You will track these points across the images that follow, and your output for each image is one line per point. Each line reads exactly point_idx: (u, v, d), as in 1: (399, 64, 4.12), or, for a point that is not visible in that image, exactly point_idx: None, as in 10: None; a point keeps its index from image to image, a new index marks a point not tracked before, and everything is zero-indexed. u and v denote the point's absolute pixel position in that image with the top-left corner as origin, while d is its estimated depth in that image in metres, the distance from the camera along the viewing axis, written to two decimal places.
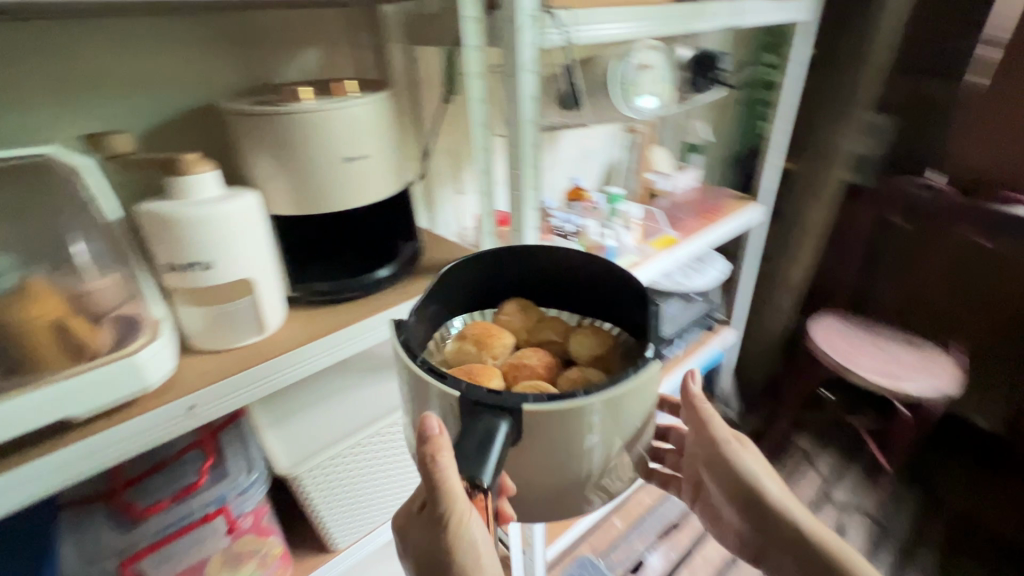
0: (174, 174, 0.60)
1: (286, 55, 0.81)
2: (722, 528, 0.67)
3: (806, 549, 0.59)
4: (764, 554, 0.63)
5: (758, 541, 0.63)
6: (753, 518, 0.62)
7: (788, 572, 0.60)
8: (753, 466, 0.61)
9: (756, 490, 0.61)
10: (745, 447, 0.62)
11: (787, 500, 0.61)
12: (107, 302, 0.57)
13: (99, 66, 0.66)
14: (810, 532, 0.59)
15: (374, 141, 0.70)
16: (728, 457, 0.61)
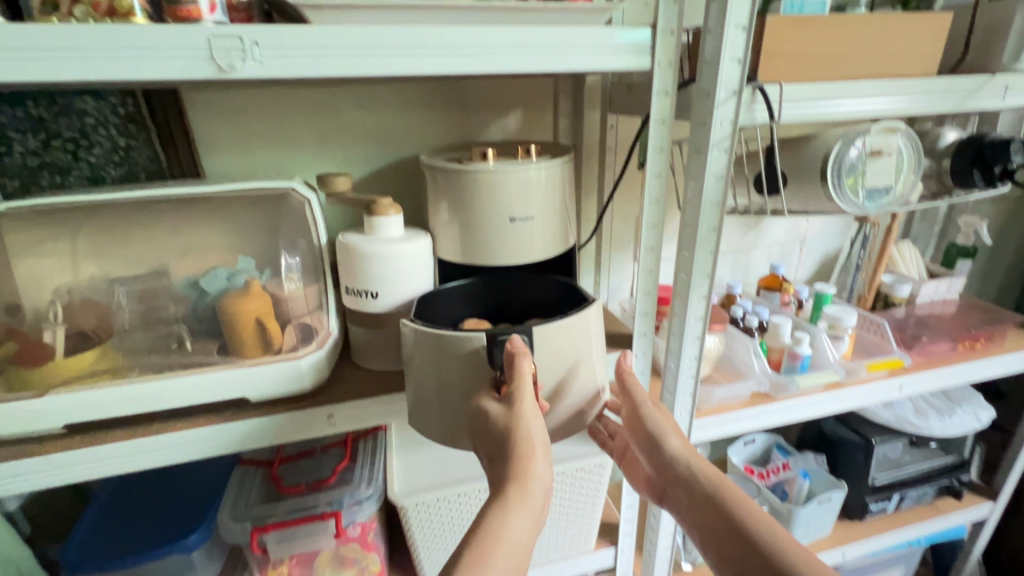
0: (370, 213, 0.70)
1: (491, 119, 0.90)
2: (634, 476, 0.76)
3: (701, 486, 0.67)
4: (667, 493, 0.71)
5: (662, 482, 0.71)
6: (659, 464, 0.70)
7: (686, 508, 0.68)
8: (662, 422, 0.70)
9: (660, 440, 0.69)
10: (657, 406, 0.71)
11: (682, 446, 0.70)
12: (298, 310, 0.70)
13: (350, 122, 0.84)
14: (708, 474, 0.68)
15: (540, 204, 0.72)
16: (642, 414, 0.70)
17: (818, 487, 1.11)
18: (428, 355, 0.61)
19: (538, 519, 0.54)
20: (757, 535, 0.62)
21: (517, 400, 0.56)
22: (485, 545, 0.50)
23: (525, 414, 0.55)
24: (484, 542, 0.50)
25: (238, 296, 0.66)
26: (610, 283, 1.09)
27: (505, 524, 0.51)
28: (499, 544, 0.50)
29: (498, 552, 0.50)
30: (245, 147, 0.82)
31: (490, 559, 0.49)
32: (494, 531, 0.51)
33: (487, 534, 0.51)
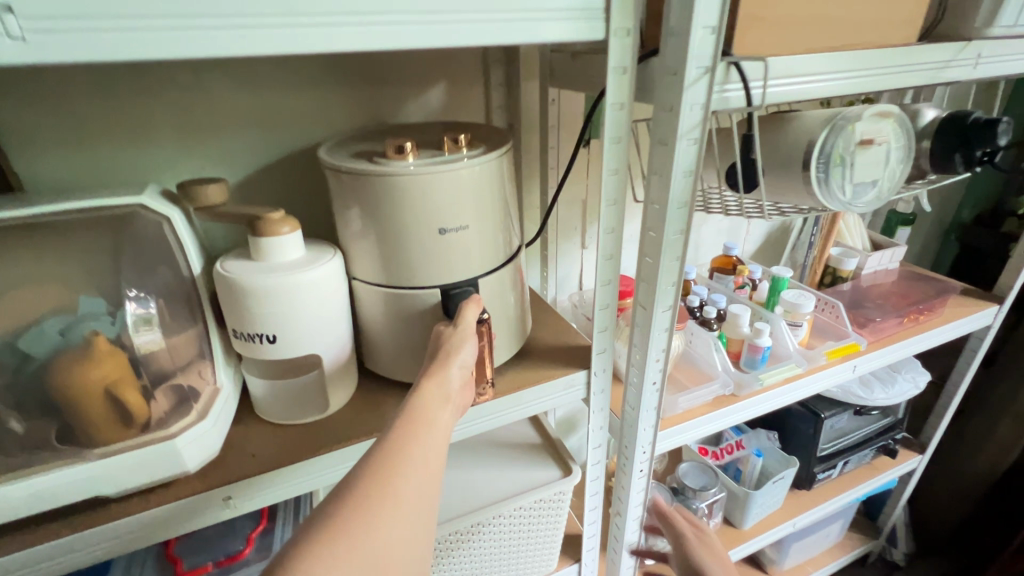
0: (255, 233, 0.54)
1: (408, 95, 0.74)
2: None
3: None
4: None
5: None
6: None
7: None
8: None
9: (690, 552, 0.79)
10: (703, 547, 0.79)
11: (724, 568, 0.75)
12: (169, 364, 0.54)
13: (224, 105, 0.65)
14: None
15: (476, 209, 0.58)
16: (690, 558, 0.77)
17: (772, 464, 1.11)
18: (377, 303, 0.62)
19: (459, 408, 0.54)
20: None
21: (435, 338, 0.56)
22: (416, 414, 0.48)
23: (462, 333, 0.56)
24: (411, 415, 0.47)
25: (76, 362, 0.48)
26: (558, 273, 0.99)
27: (430, 401, 0.49)
28: (429, 414, 0.48)
29: (431, 423, 0.48)
30: (78, 144, 0.61)
31: (420, 428, 0.46)
32: (419, 408, 0.48)
33: (415, 407, 0.48)
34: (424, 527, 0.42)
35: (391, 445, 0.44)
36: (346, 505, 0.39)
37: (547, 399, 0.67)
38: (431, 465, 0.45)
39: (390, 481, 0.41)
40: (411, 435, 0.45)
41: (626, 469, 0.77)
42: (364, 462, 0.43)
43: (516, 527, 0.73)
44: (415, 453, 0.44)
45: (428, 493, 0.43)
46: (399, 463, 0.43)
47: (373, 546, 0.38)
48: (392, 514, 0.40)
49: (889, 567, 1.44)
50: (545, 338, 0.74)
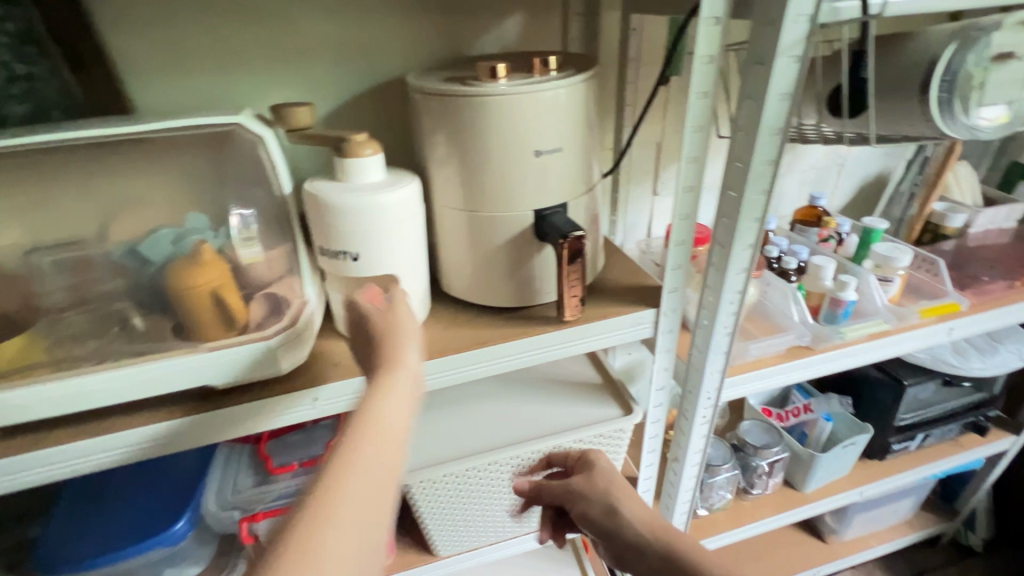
0: (341, 154, 0.56)
1: (485, 26, 0.73)
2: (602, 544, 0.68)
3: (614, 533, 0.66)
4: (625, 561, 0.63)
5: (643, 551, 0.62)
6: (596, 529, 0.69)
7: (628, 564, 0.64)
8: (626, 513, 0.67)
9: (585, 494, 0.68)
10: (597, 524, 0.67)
11: (642, 513, 0.63)
12: (263, 277, 0.58)
13: (310, 34, 0.68)
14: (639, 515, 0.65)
15: (558, 135, 0.58)
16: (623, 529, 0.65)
17: (841, 430, 1.06)
18: (458, 228, 0.63)
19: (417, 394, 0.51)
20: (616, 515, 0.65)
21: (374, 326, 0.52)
22: (358, 442, 0.43)
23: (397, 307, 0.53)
24: (360, 432, 0.44)
25: (187, 266, 0.53)
26: (627, 221, 0.97)
27: (383, 413, 0.45)
28: (376, 436, 0.44)
29: (381, 447, 0.44)
30: (182, 69, 0.65)
31: (363, 449, 0.43)
32: (371, 419, 0.45)
33: (348, 454, 0.43)
34: (366, 558, 0.39)
35: (313, 504, 0.39)
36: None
37: (616, 335, 0.66)
38: (373, 502, 0.41)
39: (313, 548, 0.37)
40: (348, 484, 0.41)
41: (689, 414, 0.76)
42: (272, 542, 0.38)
43: (574, 459, 0.75)
44: (349, 517, 0.40)
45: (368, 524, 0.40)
46: (325, 531, 0.38)
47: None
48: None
49: (962, 552, 1.35)
50: (613, 278, 0.73)
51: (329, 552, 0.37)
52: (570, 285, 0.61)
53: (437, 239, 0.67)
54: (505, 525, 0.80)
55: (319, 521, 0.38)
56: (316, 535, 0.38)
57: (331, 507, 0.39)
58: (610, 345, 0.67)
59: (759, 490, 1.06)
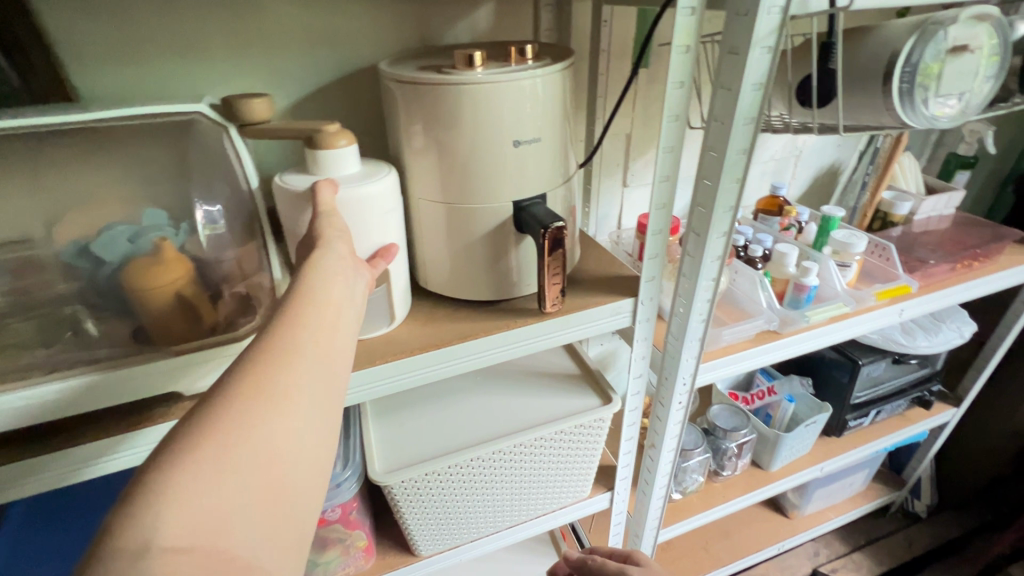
0: (311, 146, 0.53)
1: (456, 14, 0.71)
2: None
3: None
4: None
5: None
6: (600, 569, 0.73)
7: None
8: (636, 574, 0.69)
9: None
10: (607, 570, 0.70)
11: None
12: (228, 275, 0.55)
13: (271, 19, 0.64)
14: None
15: (537, 124, 0.57)
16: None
17: (802, 409, 1.11)
18: (436, 221, 0.62)
19: (366, 282, 0.46)
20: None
21: (327, 222, 0.48)
22: (310, 304, 0.38)
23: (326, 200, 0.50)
24: (305, 298, 0.38)
25: (147, 264, 0.50)
26: (598, 212, 0.98)
27: (327, 283, 0.40)
28: (332, 302, 0.39)
29: (337, 313, 0.39)
30: (130, 55, 0.61)
31: (313, 312, 0.37)
32: (314, 288, 0.39)
33: (300, 312, 0.37)
34: (322, 417, 0.34)
35: (261, 357, 0.34)
36: (199, 445, 0.29)
37: (597, 325, 0.67)
38: (330, 365, 0.36)
39: (268, 402, 0.32)
40: (303, 344, 0.35)
41: (665, 401, 0.78)
42: (210, 397, 0.31)
43: (555, 451, 0.75)
44: (306, 374, 0.34)
45: (326, 385, 0.35)
46: (280, 386, 0.33)
47: (242, 473, 0.29)
48: (256, 467, 0.30)
49: (909, 518, 1.45)
50: (589, 268, 0.74)
51: (287, 411, 0.32)
52: (552, 276, 0.61)
53: (414, 232, 0.66)
54: (487, 520, 0.79)
55: (268, 376, 0.33)
56: (268, 391, 0.32)
57: (287, 363, 0.34)
58: (588, 335, 0.67)
59: (728, 471, 1.10)
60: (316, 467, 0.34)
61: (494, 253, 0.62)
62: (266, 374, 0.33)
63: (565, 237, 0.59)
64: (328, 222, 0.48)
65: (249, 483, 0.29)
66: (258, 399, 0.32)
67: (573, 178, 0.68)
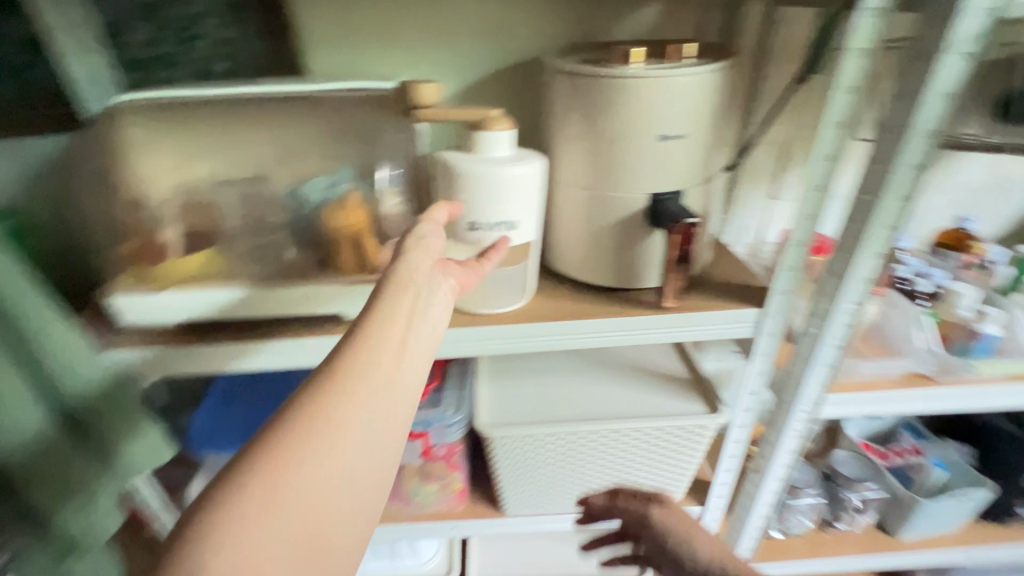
0: (475, 129, 0.59)
1: (623, 14, 0.74)
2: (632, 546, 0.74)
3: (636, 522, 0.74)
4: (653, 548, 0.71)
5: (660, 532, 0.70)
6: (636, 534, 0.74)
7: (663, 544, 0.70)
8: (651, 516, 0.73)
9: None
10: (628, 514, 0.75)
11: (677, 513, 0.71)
12: (391, 226, 0.66)
13: (459, 13, 0.73)
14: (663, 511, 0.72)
15: (687, 121, 0.59)
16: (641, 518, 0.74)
17: (954, 481, 0.96)
18: (574, 204, 0.67)
19: (449, 291, 0.51)
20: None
21: (414, 240, 0.53)
22: (373, 336, 0.42)
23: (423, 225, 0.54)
24: (371, 330, 0.42)
25: (336, 208, 0.62)
26: (739, 222, 0.94)
27: (394, 316, 0.44)
28: (393, 330, 0.43)
29: (399, 346, 0.42)
30: (348, 41, 0.75)
31: (373, 344, 0.41)
32: (383, 321, 0.43)
33: (359, 347, 0.41)
34: (369, 448, 0.37)
35: (322, 387, 0.38)
36: (253, 477, 0.33)
37: (714, 330, 0.65)
38: (389, 387, 0.40)
39: (317, 436, 0.36)
40: (363, 368, 0.40)
41: (778, 427, 0.73)
42: (270, 427, 0.36)
43: (651, 446, 0.75)
44: (362, 395, 0.38)
45: (375, 419, 0.38)
46: (330, 420, 0.37)
47: (287, 506, 0.33)
48: (298, 503, 0.34)
49: None
50: (717, 272, 0.72)
51: (335, 444, 0.36)
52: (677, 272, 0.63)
53: (552, 212, 0.71)
54: (571, 497, 0.83)
55: (320, 410, 0.37)
56: (319, 424, 0.36)
57: (339, 397, 0.38)
58: (709, 338, 0.66)
59: (845, 526, 0.98)
60: (361, 492, 0.36)
61: (624, 243, 0.65)
62: (319, 408, 0.37)
63: (691, 235, 0.61)
64: (413, 234, 0.53)
65: (292, 514, 0.33)
66: (313, 425, 0.36)
67: (715, 179, 0.68)
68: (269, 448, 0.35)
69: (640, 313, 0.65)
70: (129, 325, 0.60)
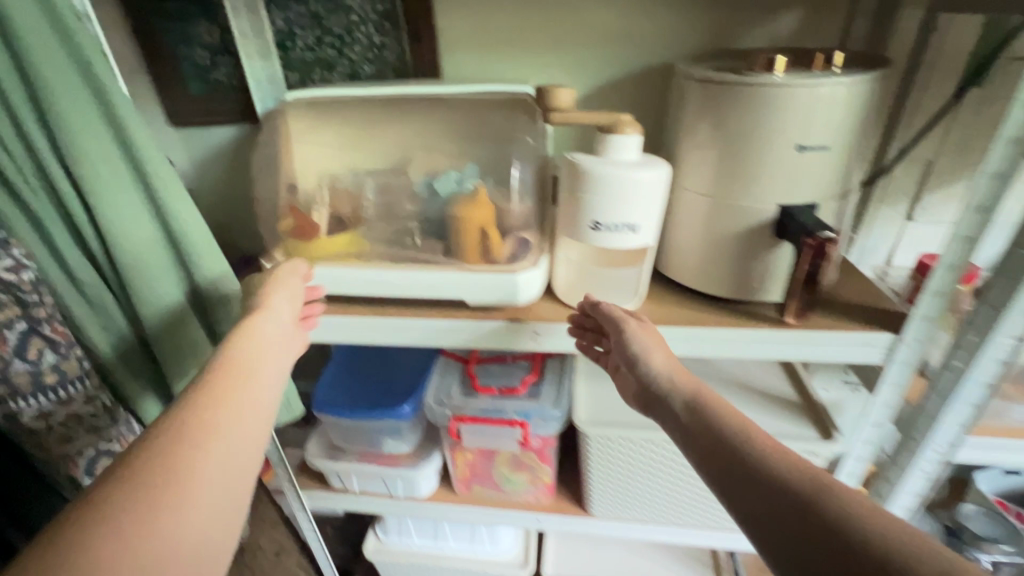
0: (604, 131, 0.61)
1: (758, 21, 0.73)
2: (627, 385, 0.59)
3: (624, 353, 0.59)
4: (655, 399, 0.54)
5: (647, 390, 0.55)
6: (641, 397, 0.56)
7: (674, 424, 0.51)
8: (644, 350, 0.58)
9: (638, 354, 0.56)
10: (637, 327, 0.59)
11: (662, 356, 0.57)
12: (511, 221, 0.69)
13: (590, 21, 0.76)
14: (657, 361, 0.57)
15: (828, 133, 0.57)
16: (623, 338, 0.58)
17: None
18: (695, 211, 0.66)
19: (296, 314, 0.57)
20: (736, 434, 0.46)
21: (270, 284, 0.57)
22: (236, 361, 0.47)
23: (281, 275, 0.58)
24: (231, 363, 0.46)
25: (465, 201, 0.67)
26: (865, 242, 0.88)
27: (252, 351, 0.49)
28: (259, 348, 0.49)
29: (262, 362, 0.49)
30: (483, 47, 0.80)
31: (240, 369, 0.46)
32: (247, 356, 0.48)
33: (225, 364, 0.46)
34: (250, 446, 0.42)
35: (200, 395, 0.43)
36: (129, 490, 0.35)
37: (841, 351, 0.62)
38: (249, 410, 0.44)
39: (196, 446, 0.39)
40: (225, 393, 0.43)
41: (902, 465, 0.68)
42: (144, 443, 0.38)
43: None
44: (238, 394, 0.44)
45: (250, 432, 0.43)
46: (206, 432, 0.40)
47: (170, 519, 0.35)
48: (182, 508, 0.36)
49: None
50: (844, 292, 0.68)
51: (216, 451, 0.40)
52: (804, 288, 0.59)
53: (669, 218, 0.71)
54: (658, 507, 0.82)
55: (197, 420, 0.41)
56: (196, 435, 0.40)
57: (213, 399, 0.43)
58: (833, 360, 0.63)
59: None
60: (243, 487, 0.40)
61: (747, 253, 0.64)
62: (197, 420, 0.41)
63: (830, 254, 0.56)
64: (274, 272, 0.59)
65: (183, 521, 0.36)
66: (204, 416, 0.41)
67: (851, 194, 0.64)
68: (145, 460, 0.37)
69: (762, 326, 0.63)
70: None
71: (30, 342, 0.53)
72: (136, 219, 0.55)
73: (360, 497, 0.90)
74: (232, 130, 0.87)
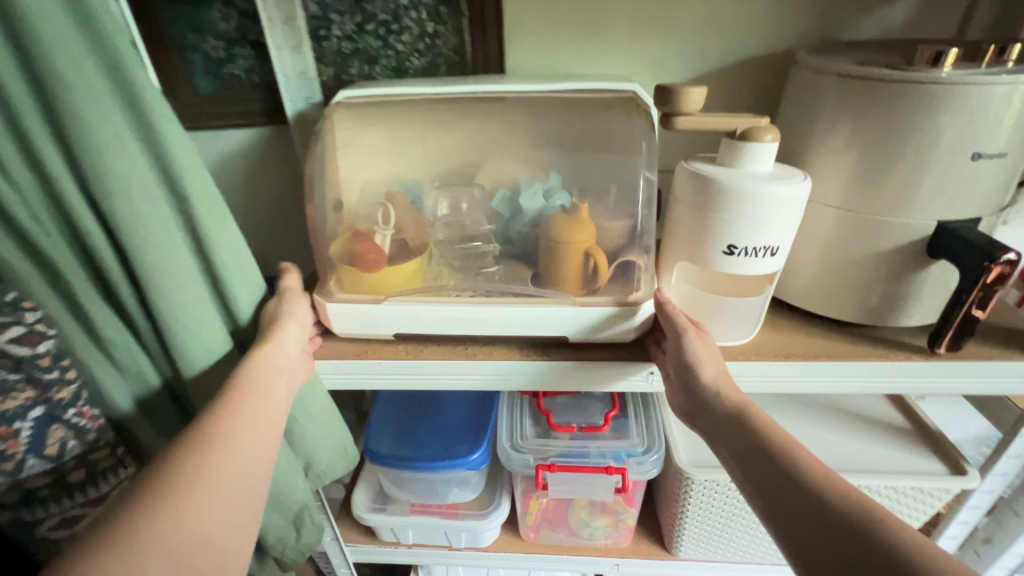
0: (737, 138, 0.52)
1: (871, 8, 0.65)
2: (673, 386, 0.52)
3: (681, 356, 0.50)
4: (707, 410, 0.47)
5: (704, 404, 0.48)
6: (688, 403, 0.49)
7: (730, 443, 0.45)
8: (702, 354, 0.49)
9: (691, 366, 0.48)
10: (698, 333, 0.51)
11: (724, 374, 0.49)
12: (608, 240, 0.60)
13: (681, 6, 0.66)
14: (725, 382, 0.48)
15: (1000, 138, 0.49)
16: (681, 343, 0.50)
17: None
18: (822, 225, 0.58)
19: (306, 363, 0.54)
20: (808, 475, 0.40)
21: (281, 309, 0.54)
22: (249, 397, 0.46)
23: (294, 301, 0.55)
24: (242, 399, 0.45)
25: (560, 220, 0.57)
26: None
27: (267, 387, 0.47)
28: (272, 385, 0.48)
29: (275, 406, 0.47)
30: (553, 36, 0.69)
31: (249, 405, 0.45)
32: (259, 391, 0.46)
33: (236, 400, 0.45)
34: (253, 486, 0.42)
35: (208, 432, 0.42)
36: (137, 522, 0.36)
37: (998, 383, 0.55)
38: (256, 448, 0.44)
39: (202, 484, 0.39)
40: (233, 431, 0.43)
41: None
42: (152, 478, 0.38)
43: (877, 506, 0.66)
44: (243, 430, 0.44)
45: (254, 471, 0.42)
46: (213, 471, 0.40)
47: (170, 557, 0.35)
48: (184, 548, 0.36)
49: None
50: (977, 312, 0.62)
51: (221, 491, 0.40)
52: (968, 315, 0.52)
53: None
54: (755, 548, 0.74)
55: (206, 459, 0.40)
56: (203, 474, 0.40)
57: (223, 436, 0.42)
58: (985, 391, 0.56)
59: None
60: (251, 520, 0.41)
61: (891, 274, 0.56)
62: (205, 460, 0.40)
63: (1005, 277, 0.49)
64: (284, 301, 0.55)
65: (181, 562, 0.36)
66: (208, 452, 0.41)
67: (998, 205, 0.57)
68: (154, 492, 0.37)
69: (912, 358, 0.55)
70: (344, 330, 0.58)
71: (50, 431, 0.48)
72: (167, 239, 0.46)
73: (414, 550, 0.79)
74: (248, 135, 0.74)
